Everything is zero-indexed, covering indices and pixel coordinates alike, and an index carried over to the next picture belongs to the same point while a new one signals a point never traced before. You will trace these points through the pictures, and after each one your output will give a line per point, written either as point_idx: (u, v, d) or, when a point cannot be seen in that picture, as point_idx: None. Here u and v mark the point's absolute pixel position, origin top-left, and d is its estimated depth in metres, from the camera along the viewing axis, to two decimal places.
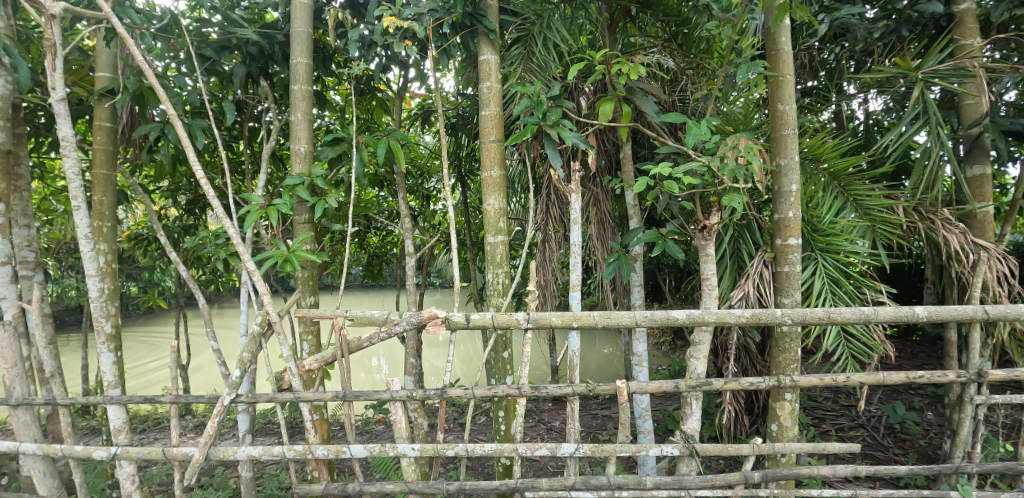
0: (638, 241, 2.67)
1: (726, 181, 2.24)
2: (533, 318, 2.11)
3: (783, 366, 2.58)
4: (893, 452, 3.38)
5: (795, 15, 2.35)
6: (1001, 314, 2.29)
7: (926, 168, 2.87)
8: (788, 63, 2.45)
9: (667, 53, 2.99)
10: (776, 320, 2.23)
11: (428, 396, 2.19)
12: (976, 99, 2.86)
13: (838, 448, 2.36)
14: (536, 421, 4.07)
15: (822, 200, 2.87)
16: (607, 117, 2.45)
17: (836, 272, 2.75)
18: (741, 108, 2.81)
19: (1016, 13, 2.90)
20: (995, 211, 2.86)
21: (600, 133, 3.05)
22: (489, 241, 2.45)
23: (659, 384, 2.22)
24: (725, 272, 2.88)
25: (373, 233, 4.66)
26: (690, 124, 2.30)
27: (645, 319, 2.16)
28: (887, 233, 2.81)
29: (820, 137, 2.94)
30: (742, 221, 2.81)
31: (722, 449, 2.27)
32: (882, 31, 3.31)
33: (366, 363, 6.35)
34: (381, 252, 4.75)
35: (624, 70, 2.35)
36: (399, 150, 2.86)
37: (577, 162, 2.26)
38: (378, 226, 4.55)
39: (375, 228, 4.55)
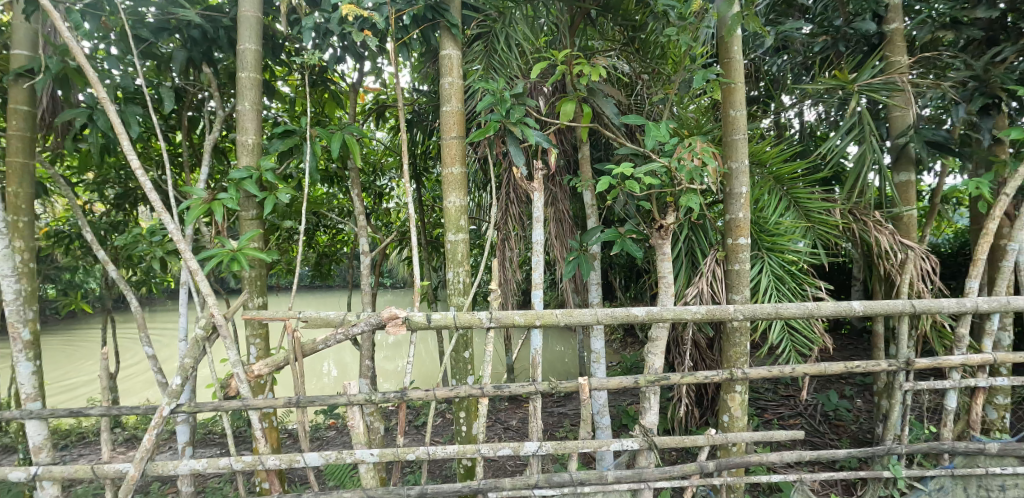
0: (596, 240, 2.70)
1: (684, 182, 2.31)
2: (496, 318, 2.08)
3: (734, 359, 2.68)
4: (828, 437, 3.61)
5: (748, 26, 2.47)
6: (926, 307, 2.51)
7: (859, 174, 3.08)
8: (740, 71, 2.56)
9: (624, 57, 3.05)
10: (729, 315, 2.33)
11: (387, 399, 2.12)
12: (903, 111, 3.12)
13: (785, 436, 2.49)
14: (494, 421, 4.05)
15: (768, 202, 3.03)
16: (568, 117, 2.45)
17: (780, 270, 2.91)
18: (695, 113, 2.91)
19: (938, 34, 3.17)
20: (918, 214, 3.11)
21: (560, 133, 3.07)
22: (449, 240, 2.39)
23: (620, 380, 2.26)
24: (679, 271, 2.98)
25: (323, 231, 4.48)
26: (650, 126, 2.35)
27: (606, 316, 2.19)
28: (825, 234, 3.01)
29: (766, 142, 3.10)
30: (696, 221, 2.92)
31: (679, 442, 2.34)
32: (821, 46, 3.54)
33: (317, 368, 6.11)
34: (332, 251, 4.59)
35: (586, 71, 2.38)
36: (355, 145, 2.76)
37: (542, 160, 2.30)
38: (328, 224, 4.38)
39: (325, 225, 4.37)
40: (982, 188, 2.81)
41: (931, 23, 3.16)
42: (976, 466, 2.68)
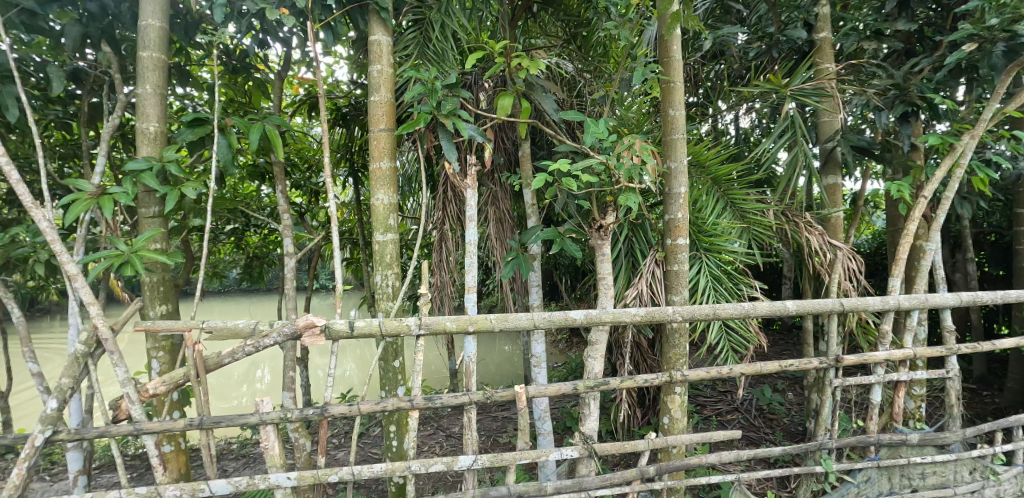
0: (536, 240, 2.62)
1: (623, 181, 2.26)
2: (425, 324, 1.95)
3: (673, 361, 2.65)
4: (763, 431, 3.70)
5: (687, 25, 2.45)
6: (853, 306, 2.59)
7: (791, 176, 3.17)
8: (679, 70, 2.54)
9: (565, 55, 2.98)
10: (667, 317, 2.30)
11: (306, 416, 1.93)
12: (831, 117, 3.24)
13: (722, 436, 2.48)
14: (434, 429, 3.90)
15: (706, 203, 3.05)
16: (506, 112, 2.34)
17: (718, 270, 2.94)
18: (635, 113, 2.88)
19: (864, 44, 3.32)
20: (844, 215, 3.23)
21: (499, 131, 2.96)
22: (377, 240, 2.22)
23: (559, 387, 2.17)
24: (619, 272, 2.94)
25: (253, 231, 4.18)
26: (589, 122, 2.29)
27: (543, 321, 2.10)
28: (760, 234, 3.07)
29: (703, 143, 3.12)
30: (635, 221, 2.90)
31: (619, 448, 2.28)
32: (756, 52, 3.64)
33: (251, 375, 5.76)
34: (264, 253, 4.28)
35: (523, 64, 2.29)
36: (277, 137, 2.55)
37: (476, 155, 2.18)
38: (259, 224, 4.07)
39: (255, 225, 4.07)
40: (902, 191, 2.94)
41: (858, 33, 3.28)
42: (899, 457, 2.79)
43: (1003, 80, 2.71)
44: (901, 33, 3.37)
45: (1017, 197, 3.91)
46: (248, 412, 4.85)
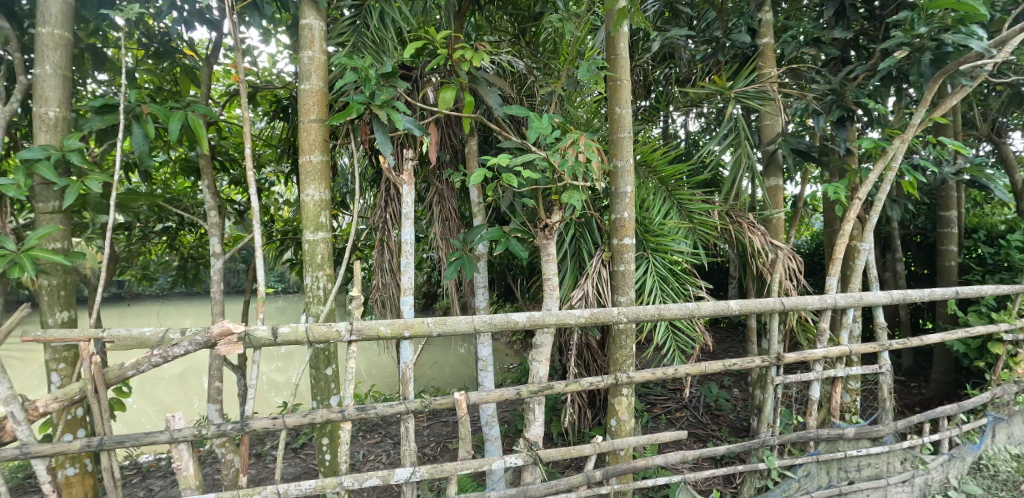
0: (479, 239, 2.55)
1: (567, 179, 2.21)
2: (356, 330, 1.85)
3: (620, 362, 2.63)
4: (710, 428, 3.75)
5: (633, 21, 2.42)
6: (793, 305, 2.63)
7: (735, 178, 3.22)
8: (625, 68, 2.51)
9: (514, 51, 2.91)
10: (612, 318, 2.26)
11: (223, 432, 1.76)
12: (772, 121, 3.32)
13: (668, 438, 2.47)
14: (381, 437, 3.75)
15: (653, 203, 3.05)
16: (447, 106, 2.26)
17: (664, 270, 2.95)
18: (584, 111, 2.84)
19: (803, 50, 3.47)
20: (785, 216, 3.31)
21: (445, 127, 2.86)
22: (307, 239, 2.17)
23: (501, 392, 2.08)
24: (566, 273, 2.88)
25: (187, 231, 3.89)
26: (532, 118, 2.22)
27: (484, 324, 2.03)
28: (705, 235, 3.10)
29: (651, 144, 3.13)
30: (582, 221, 2.86)
31: (565, 453, 2.22)
32: (704, 55, 3.68)
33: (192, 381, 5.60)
34: (201, 255, 3.93)
35: (466, 56, 2.20)
36: (203, 128, 2.29)
37: (412, 150, 2.23)
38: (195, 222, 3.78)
39: (191, 223, 3.79)
40: (839, 192, 3.03)
41: (797, 40, 3.43)
42: (836, 451, 2.87)
43: (930, 87, 2.84)
44: (838, 41, 3.49)
45: (941, 200, 4.13)
46: (161, 429, 4.50)
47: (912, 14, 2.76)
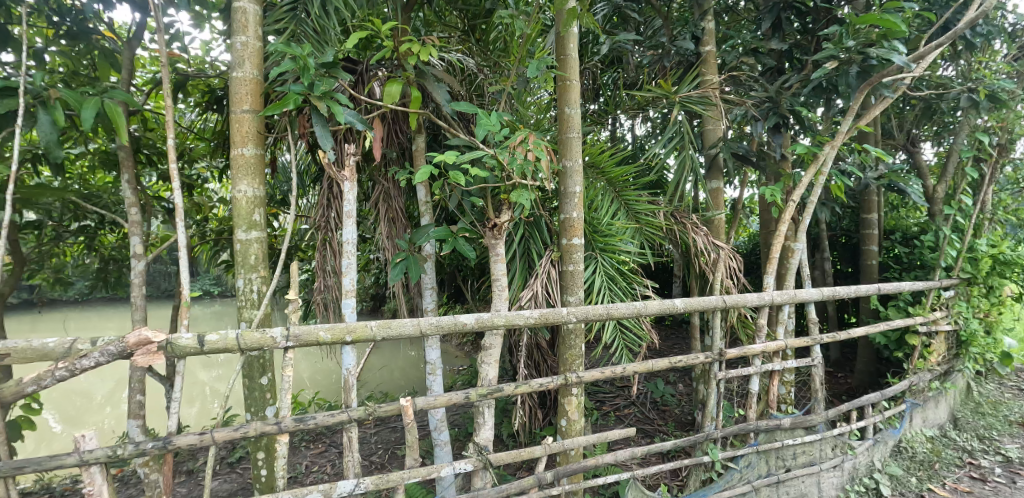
0: (427, 238, 2.50)
1: (516, 177, 2.19)
2: (293, 336, 1.75)
3: (570, 362, 2.63)
4: (656, 423, 3.84)
5: (583, 22, 2.43)
6: (734, 302, 2.73)
7: (680, 180, 3.31)
8: (574, 68, 2.51)
9: (464, 47, 2.86)
10: (562, 318, 2.26)
11: (143, 451, 1.61)
12: (714, 126, 3.43)
13: (617, 436, 2.50)
14: (325, 447, 3.59)
15: (602, 204, 3.09)
16: (393, 100, 2.19)
17: (612, 270, 2.99)
18: (534, 111, 2.83)
19: (743, 59, 3.63)
20: (726, 217, 3.43)
21: (391, 123, 2.77)
22: (240, 238, 2.09)
23: (449, 397, 2.03)
24: (515, 273, 2.86)
25: (108, 230, 3.58)
26: (481, 115, 2.19)
27: (431, 326, 1.99)
28: (651, 235, 3.16)
29: (599, 145, 3.16)
30: (532, 220, 2.85)
31: (515, 456, 2.19)
32: (650, 60, 3.77)
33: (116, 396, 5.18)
34: (125, 257, 3.62)
35: (413, 50, 2.13)
36: (121, 116, 2.09)
37: (354, 144, 2.18)
38: (117, 222, 3.49)
39: (112, 222, 3.49)
40: (775, 195, 3.18)
41: (737, 49, 3.59)
42: (774, 442, 2.99)
43: (856, 97, 3.03)
44: (774, 52, 3.67)
45: (864, 203, 4.44)
46: (69, 451, 4.04)
47: (841, 28, 2.95)
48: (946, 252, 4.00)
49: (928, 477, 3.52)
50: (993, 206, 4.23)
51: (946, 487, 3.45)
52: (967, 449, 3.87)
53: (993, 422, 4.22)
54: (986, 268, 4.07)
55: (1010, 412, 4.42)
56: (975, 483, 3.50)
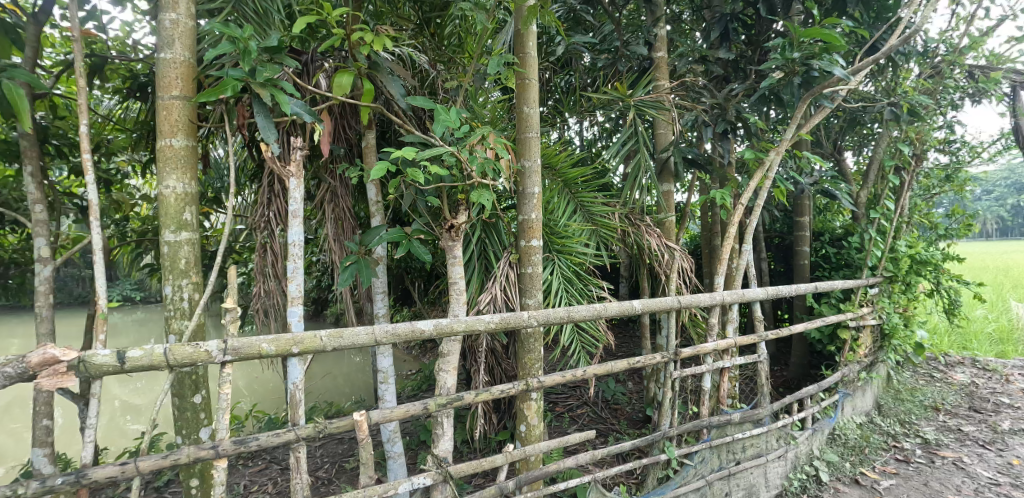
0: (379, 241, 2.36)
1: (476, 176, 2.11)
2: (232, 348, 1.62)
3: (529, 366, 2.56)
4: (609, 422, 3.85)
5: (544, 20, 2.39)
6: (688, 303, 2.77)
7: (634, 182, 3.33)
8: (533, 67, 2.45)
9: (417, 42, 2.68)
10: (523, 322, 2.19)
11: (50, 490, 1.40)
12: (666, 130, 3.48)
13: (577, 439, 2.46)
14: (265, 464, 3.34)
15: (558, 205, 3.05)
16: (344, 91, 2.06)
17: (569, 271, 2.96)
18: (489, 110, 2.75)
19: (692, 66, 3.71)
20: (677, 219, 3.48)
21: (339, 117, 2.60)
22: (167, 241, 1.89)
23: (406, 409, 1.92)
24: (472, 276, 2.77)
25: (6, 230, 3.16)
26: (439, 110, 2.10)
27: (386, 334, 1.87)
28: (607, 236, 3.16)
29: (556, 146, 3.12)
30: (488, 221, 2.77)
31: (476, 466, 2.11)
32: (604, 63, 3.79)
33: (18, 420, 4.61)
34: (28, 260, 3.21)
35: (366, 40, 2.00)
36: (21, 100, 1.83)
37: (300, 137, 2.04)
38: (18, 221, 3.08)
39: (12, 221, 3.08)
40: (725, 198, 3.26)
41: (687, 56, 3.66)
42: (726, 436, 3.06)
43: (799, 106, 3.17)
44: (721, 60, 3.77)
45: (798, 206, 4.66)
46: None
47: (786, 40, 3.07)
48: (872, 252, 4.28)
49: (860, 462, 3.74)
50: (911, 209, 4.57)
51: (875, 470, 3.68)
52: (891, 434, 4.15)
53: (911, 407, 4.56)
54: (905, 267, 4.39)
55: (924, 398, 4.80)
56: (899, 465, 3.76)
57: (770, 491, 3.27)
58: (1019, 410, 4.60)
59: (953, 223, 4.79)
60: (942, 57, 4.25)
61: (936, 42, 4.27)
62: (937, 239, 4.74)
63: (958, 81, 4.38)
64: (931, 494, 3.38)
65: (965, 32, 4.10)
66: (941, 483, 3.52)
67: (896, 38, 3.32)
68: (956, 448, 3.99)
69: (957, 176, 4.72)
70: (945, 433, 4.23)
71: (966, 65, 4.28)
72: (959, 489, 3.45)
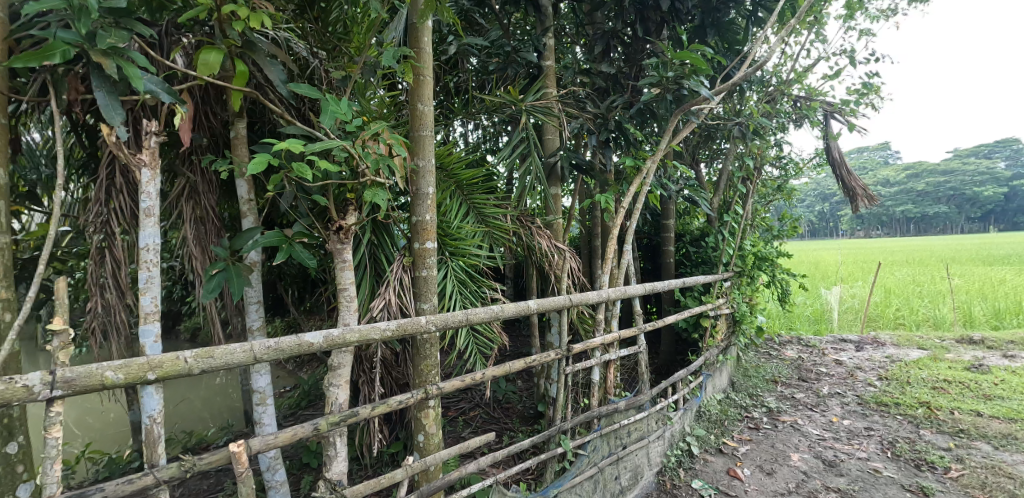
0: (253, 245, 2.09)
1: (369, 173, 2.01)
2: (63, 381, 1.34)
3: (425, 373, 2.44)
4: (503, 422, 3.84)
5: (440, 16, 2.34)
6: (579, 300, 2.86)
7: (526, 184, 3.37)
8: (429, 64, 2.36)
9: (297, 26, 2.38)
10: (420, 328, 2.07)
11: None
12: (554, 135, 3.58)
13: (478, 443, 2.40)
14: None
15: (451, 206, 2.97)
16: (211, 71, 1.82)
17: (463, 274, 2.91)
18: (377, 106, 2.59)
19: (577, 77, 3.87)
20: (564, 222, 3.58)
21: (200, 102, 2.27)
22: None
23: (292, 432, 1.74)
24: (362, 281, 2.61)
25: None
26: (329, 101, 1.99)
27: (266, 351, 1.66)
28: (500, 238, 3.16)
29: (448, 146, 3.04)
30: (378, 222, 2.62)
31: (373, 485, 1.96)
32: (494, 67, 3.80)
33: None
34: None
35: (239, 15, 1.78)
36: None
37: (156, 121, 1.78)
38: None
39: None
40: (608, 201, 3.44)
41: (573, 67, 3.81)
42: (614, 423, 3.22)
43: (670, 120, 3.48)
44: (602, 73, 3.98)
45: (665, 210, 5.08)
46: None
47: (661, 60, 3.36)
48: (725, 250, 4.83)
49: (722, 433, 4.18)
50: (753, 214, 5.26)
51: (734, 439, 4.15)
52: (743, 406, 4.71)
53: (757, 382, 5.23)
54: (750, 262, 5.04)
55: (765, 373, 5.54)
56: (752, 432, 4.28)
57: (652, 469, 3.52)
58: (834, 377, 5.51)
59: (784, 225, 5.60)
60: (776, 86, 4.95)
61: (771, 74, 4.97)
62: (772, 239, 5.44)
63: (786, 107, 5.13)
64: (777, 454, 3.90)
65: (793, 67, 4.83)
66: (784, 443, 4.08)
67: (744, 68, 3.80)
68: (792, 413, 4.66)
69: (785, 187, 5.51)
70: (783, 401, 4.93)
71: (793, 94, 5.04)
72: (797, 446, 4.02)
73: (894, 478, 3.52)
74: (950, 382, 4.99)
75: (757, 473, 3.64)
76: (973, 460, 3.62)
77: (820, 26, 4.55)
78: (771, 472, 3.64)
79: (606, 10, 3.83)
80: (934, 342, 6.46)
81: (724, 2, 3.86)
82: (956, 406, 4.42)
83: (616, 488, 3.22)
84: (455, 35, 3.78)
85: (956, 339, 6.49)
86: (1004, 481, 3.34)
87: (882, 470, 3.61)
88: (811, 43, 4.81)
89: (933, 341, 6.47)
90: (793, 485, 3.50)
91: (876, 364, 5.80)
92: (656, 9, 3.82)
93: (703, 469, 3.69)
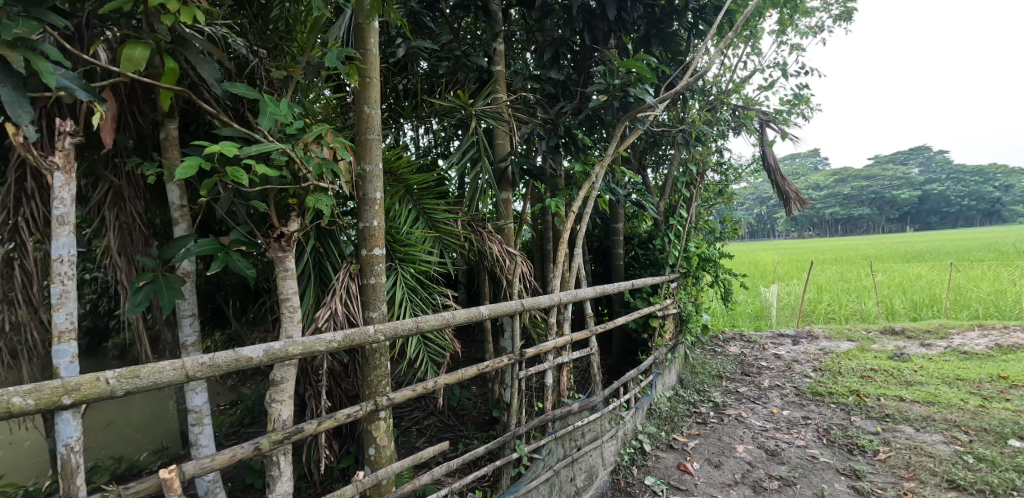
0: (186, 255, 1.96)
1: (311, 178, 1.95)
2: None
3: (375, 384, 2.36)
4: (457, 429, 3.79)
5: (387, 17, 2.29)
6: (531, 304, 2.84)
7: (477, 189, 3.35)
8: (375, 65, 2.31)
9: (235, 23, 2.26)
10: (368, 338, 1.99)
11: None
12: (504, 140, 3.56)
13: (432, 453, 2.34)
14: None
15: (400, 212, 2.92)
16: (135, 67, 1.70)
17: (413, 280, 2.85)
18: (321, 109, 2.51)
19: (527, 83, 3.89)
20: (515, 226, 3.57)
21: (126, 101, 2.11)
22: None
23: (230, 453, 1.65)
24: (307, 290, 2.51)
25: None
26: (267, 102, 1.90)
27: (201, 368, 1.55)
28: (450, 244, 3.11)
29: (397, 150, 2.97)
30: (324, 229, 2.53)
31: None
32: (445, 71, 3.76)
33: None
34: None
35: (168, 9, 1.67)
36: None
37: (71, 121, 1.65)
38: None
39: None
40: (558, 205, 3.46)
41: (522, 74, 3.83)
42: (568, 426, 3.24)
43: (618, 127, 3.55)
44: (552, 80, 4.02)
45: (614, 213, 5.19)
46: None
47: (607, 68, 3.44)
48: (672, 252, 4.98)
49: (672, 429, 4.30)
50: (698, 217, 5.46)
51: (684, 434, 4.28)
52: (691, 402, 4.86)
53: (704, 378, 5.42)
54: (695, 263, 5.24)
55: (712, 369, 5.75)
56: (700, 427, 4.44)
57: (606, 469, 3.57)
58: (774, 370, 5.79)
59: (725, 227, 5.85)
60: (716, 96, 5.19)
61: (712, 84, 5.20)
62: (715, 240, 5.66)
63: (726, 115, 5.37)
64: (723, 446, 4.05)
65: (731, 77, 5.06)
66: (729, 436, 4.24)
67: (686, 78, 3.94)
68: (737, 406, 4.87)
69: (725, 191, 5.75)
70: (728, 395, 5.14)
71: (731, 103, 5.29)
72: (742, 438, 4.20)
73: (830, 463, 3.73)
74: (876, 371, 5.35)
75: (706, 466, 3.77)
76: (899, 441, 3.89)
77: (755, 40, 4.80)
78: (718, 464, 3.78)
79: (555, 17, 3.87)
80: (861, 334, 6.92)
81: (666, 14, 4.01)
82: (881, 393, 4.75)
83: (572, 490, 3.24)
84: (403, 38, 3.71)
85: (881, 330, 6.98)
86: (925, 460, 3.61)
87: (819, 456, 3.82)
88: (747, 56, 5.06)
89: (861, 333, 6.91)
90: (740, 475, 3.64)
91: (810, 357, 6.14)
92: (603, 18, 3.91)
93: (656, 466, 3.78)
